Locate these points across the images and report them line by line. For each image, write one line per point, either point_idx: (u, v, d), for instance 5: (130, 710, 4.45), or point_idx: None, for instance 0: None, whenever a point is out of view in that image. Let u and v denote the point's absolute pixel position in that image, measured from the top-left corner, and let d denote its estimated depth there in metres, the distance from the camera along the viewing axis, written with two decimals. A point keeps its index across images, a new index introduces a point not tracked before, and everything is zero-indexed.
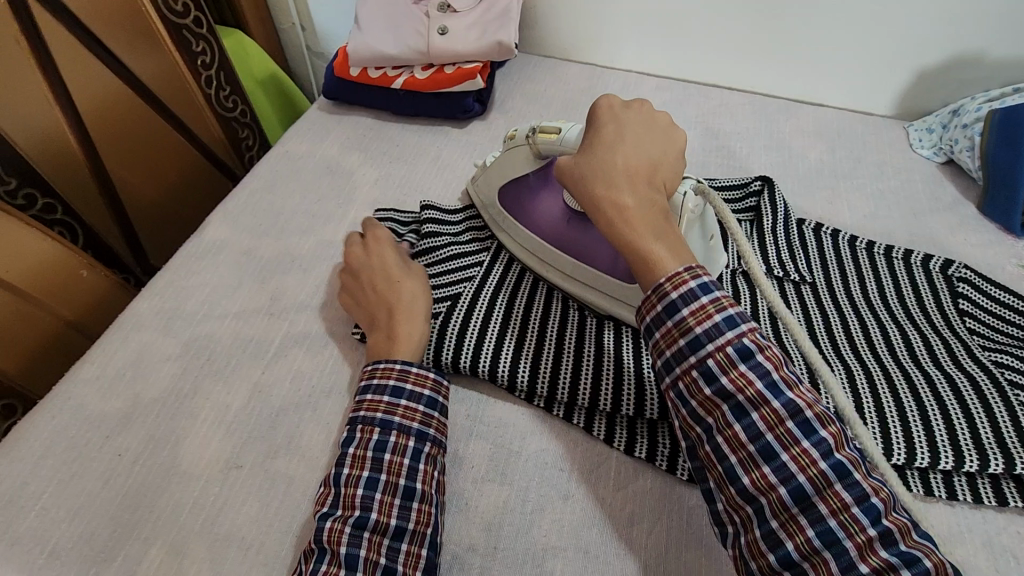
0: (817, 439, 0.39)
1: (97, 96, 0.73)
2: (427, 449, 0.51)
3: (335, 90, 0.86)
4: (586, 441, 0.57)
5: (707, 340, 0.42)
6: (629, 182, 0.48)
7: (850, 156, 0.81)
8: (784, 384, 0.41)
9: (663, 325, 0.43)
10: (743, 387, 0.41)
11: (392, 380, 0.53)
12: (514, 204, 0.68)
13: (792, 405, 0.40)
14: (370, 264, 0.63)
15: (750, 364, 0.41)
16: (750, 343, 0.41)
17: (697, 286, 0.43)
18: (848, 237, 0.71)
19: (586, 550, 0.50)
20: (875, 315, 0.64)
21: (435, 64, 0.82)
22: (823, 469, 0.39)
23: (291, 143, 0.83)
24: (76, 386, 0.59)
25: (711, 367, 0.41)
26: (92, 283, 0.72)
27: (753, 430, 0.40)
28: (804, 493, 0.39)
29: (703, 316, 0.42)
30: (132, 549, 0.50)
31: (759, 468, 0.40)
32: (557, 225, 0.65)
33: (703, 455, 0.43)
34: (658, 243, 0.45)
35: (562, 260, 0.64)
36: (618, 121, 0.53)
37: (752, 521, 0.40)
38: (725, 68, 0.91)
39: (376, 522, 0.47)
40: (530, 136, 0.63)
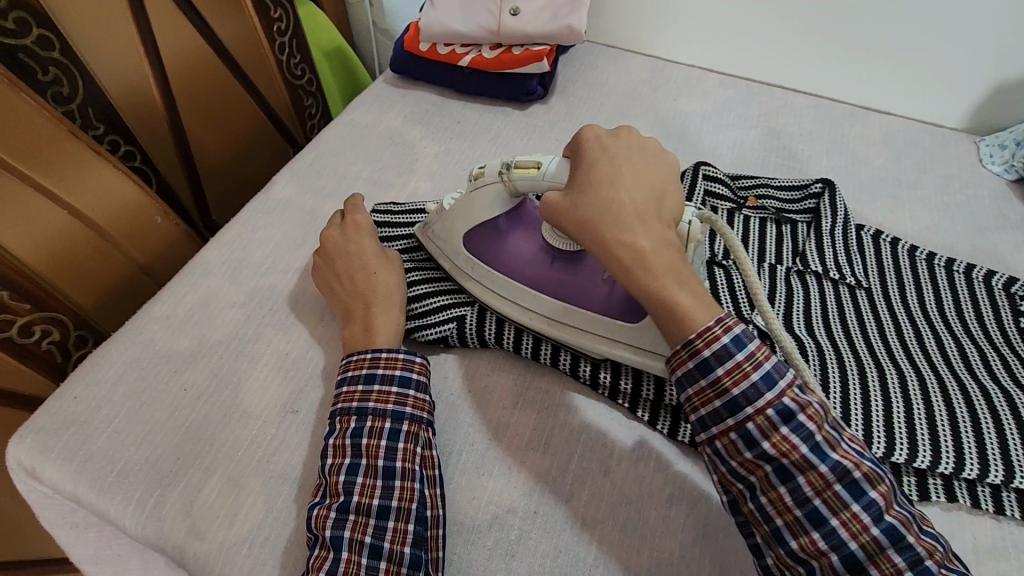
0: (867, 501, 0.40)
1: (181, 53, 0.76)
2: (405, 428, 0.51)
3: (402, 64, 0.88)
4: (629, 421, 0.58)
5: (746, 403, 0.42)
6: (642, 223, 0.46)
7: (916, 167, 0.80)
8: (828, 445, 0.42)
9: (697, 384, 0.44)
10: (787, 452, 0.41)
11: (364, 368, 0.53)
12: (486, 250, 0.61)
13: (838, 468, 0.41)
14: (348, 249, 0.63)
15: (792, 427, 0.42)
16: (790, 403, 0.42)
17: (730, 342, 0.43)
18: (908, 246, 0.70)
19: (624, 524, 0.51)
20: (931, 325, 0.63)
21: (503, 45, 0.83)
22: (875, 535, 0.40)
23: (356, 113, 0.86)
24: (147, 322, 0.63)
25: (752, 431, 0.42)
26: (164, 230, 0.77)
27: (800, 494, 0.41)
28: (855, 558, 0.40)
29: (740, 375, 0.43)
30: (193, 477, 0.53)
31: (807, 533, 0.41)
32: (538, 268, 0.60)
33: (747, 512, 0.44)
34: (682, 289, 0.45)
35: (549, 305, 0.59)
36: (607, 157, 0.51)
37: None
38: (791, 70, 0.91)
39: (358, 503, 0.47)
40: (503, 173, 0.57)
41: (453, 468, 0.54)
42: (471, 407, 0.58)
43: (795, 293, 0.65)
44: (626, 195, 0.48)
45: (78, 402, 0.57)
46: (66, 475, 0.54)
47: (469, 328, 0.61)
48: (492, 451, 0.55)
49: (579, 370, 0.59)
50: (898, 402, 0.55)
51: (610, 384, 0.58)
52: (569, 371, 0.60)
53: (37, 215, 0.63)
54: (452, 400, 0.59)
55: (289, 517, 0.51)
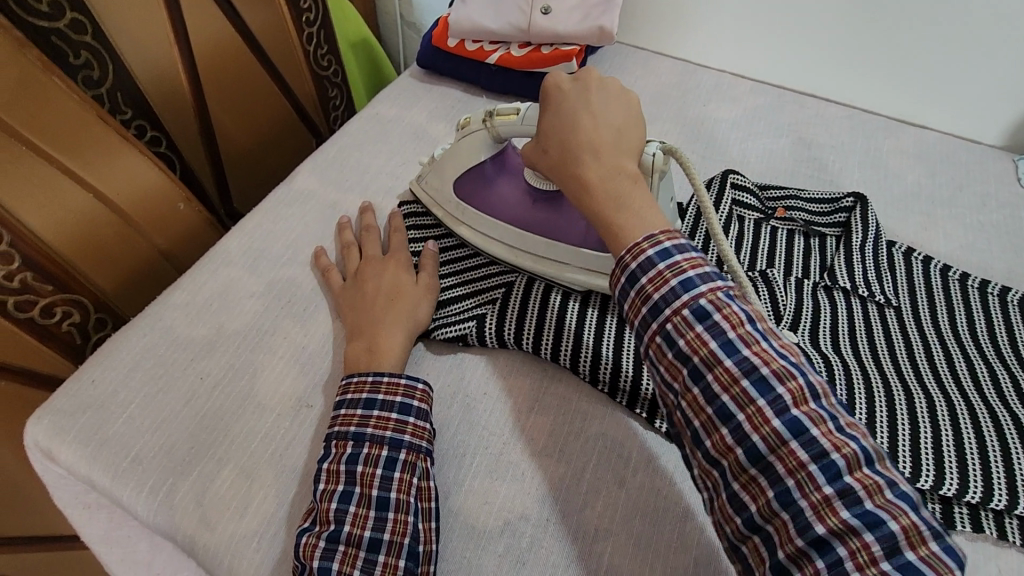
0: (774, 397, 0.38)
1: (211, 41, 0.76)
2: (402, 456, 0.50)
3: (430, 59, 0.88)
4: (646, 431, 0.56)
5: (665, 304, 0.42)
6: (595, 155, 0.48)
7: (952, 183, 0.77)
8: (741, 343, 0.40)
9: (626, 295, 0.44)
10: (698, 349, 0.40)
11: (365, 393, 0.53)
12: (474, 195, 0.67)
13: (746, 364, 0.39)
14: (379, 272, 0.63)
15: (705, 325, 0.40)
16: (706, 303, 0.41)
17: (655, 253, 0.43)
18: (941, 266, 0.68)
19: (637, 539, 0.50)
20: (962, 347, 0.61)
21: (533, 43, 0.82)
22: (777, 427, 0.38)
23: (382, 106, 0.85)
24: (167, 309, 0.63)
25: (669, 332, 0.41)
26: (186, 217, 0.77)
27: (710, 392, 0.40)
28: (759, 453, 0.38)
29: (661, 281, 0.42)
30: (207, 467, 0.53)
31: (718, 431, 0.40)
32: (522, 208, 0.65)
33: (674, 421, 0.43)
34: (627, 216, 0.45)
35: (532, 242, 0.64)
36: (568, 99, 0.52)
37: (719, 485, 0.40)
38: (825, 79, 0.89)
39: (349, 533, 0.46)
40: (486, 121, 0.62)
41: (467, 471, 0.54)
42: (486, 410, 0.57)
43: (822, 310, 0.63)
44: (581, 132, 0.50)
45: (96, 385, 0.57)
46: (81, 459, 0.54)
47: (488, 327, 0.61)
48: (506, 454, 0.55)
49: (598, 374, 0.58)
50: (928, 429, 0.53)
51: (629, 390, 0.57)
52: (588, 376, 0.58)
53: (62, 197, 0.63)
54: (468, 401, 0.58)
55: (300, 513, 0.51)
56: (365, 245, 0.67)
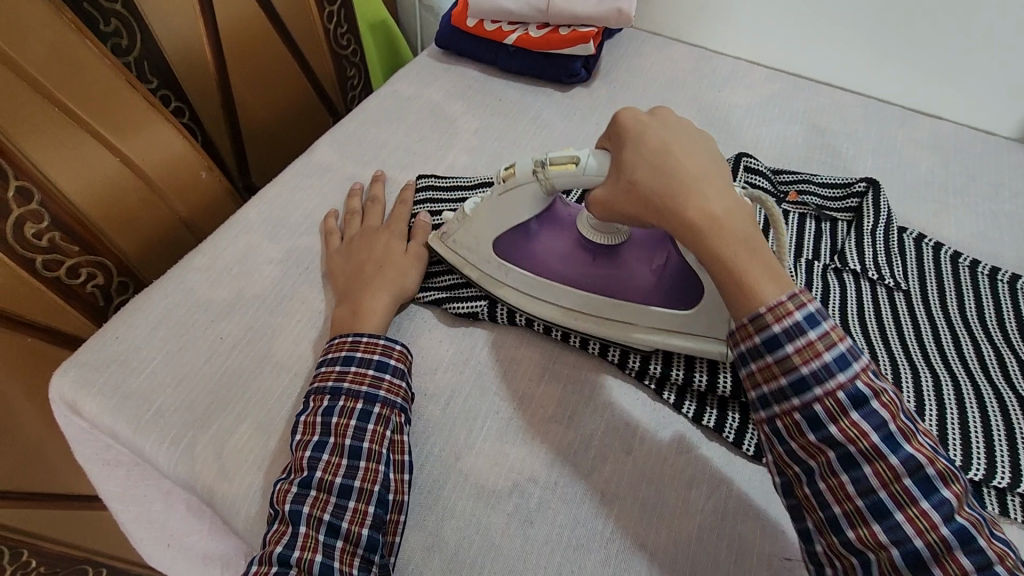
0: (939, 499, 0.40)
1: (236, 17, 0.78)
2: (377, 410, 0.51)
3: (448, 38, 0.89)
4: (654, 402, 0.58)
5: (815, 384, 0.42)
6: (705, 190, 0.46)
7: (964, 172, 0.78)
8: (900, 437, 0.41)
9: (763, 361, 0.44)
10: (856, 438, 0.41)
11: (344, 350, 0.54)
12: (522, 255, 0.60)
13: (910, 461, 0.40)
14: (369, 241, 0.65)
15: (863, 413, 0.41)
16: (863, 388, 0.42)
17: (803, 320, 0.43)
18: (951, 252, 0.69)
19: (644, 504, 0.51)
20: (969, 331, 0.62)
21: (551, 25, 0.83)
22: (943, 534, 0.39)
23: (400, 85, 0.86)
24: (188, 272, 0.64)
25: (819, 413, 0.42)
26: (207, 185, 0.78)
27: (865, 484, 0.41)
28: (917, 555, 0.39)
29: (811, 354, 0.42)
30: (226, 421, 0.55)
31: (868, 524, 0.41)
32: (579, 266, 0.59)
33: (804, 497, 0.44)
34: (752, 258, 0.44)
35: (599, 305, 0.58)
36: (651, 128, 0.50)
37: (855, 571, 0.41)
38: (841, 68, 0.89)
39: (320, 479, 0.47)
40: (538, 171, 0.54)
41: (477, 433, 0.55)
42: (498, 376, 0.59)
43: (832, 290, 0.64)
44: (682, 163, 0.47)
45: (119, 341, 0.59)
46: (105, 410, 0.56)
47: (500, 304, 0.62)
48: (516, 419, 0.56)
49: (607, 353, 0.59)
50: (934, 407, 0.54)
51: (637, 368, 0.58)
52: (597, 355, 0.60)
53: (91, 159, 0.65)
54: (480, 367, 0.59)
55: None
56: (366, 215, 0.69)
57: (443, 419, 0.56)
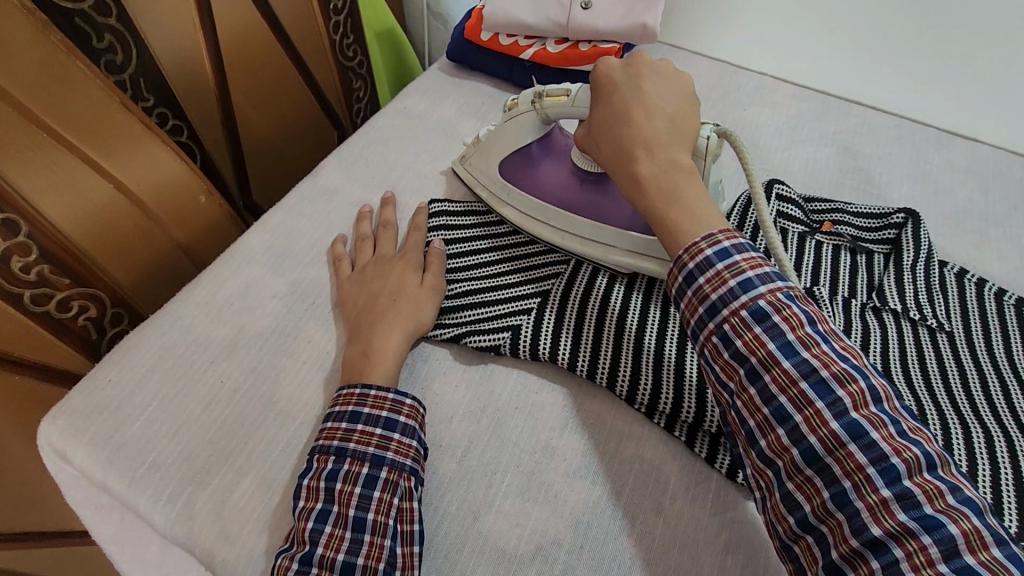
0: (833, 400, 0.40)
1: (237, 30, 0.73)
2: (383, 474, 0.48)
3: (460, 52, 0.85)
4: (685, 456, 0.54)
5: (722, 306, 0.44)
6: (649, 149, 0.51)
7: (1006, 201, 0.74)
8: (800, 345, 0.42)
9: (683, 294, 0.47)
10: (756, 349, 0.43)
11: (351, 405, 0.51)
12: (519, 175, 0.67)
13: (805, 366, 0.41)
14: (381, 274, 0.61)
15: (764, 327, 0.43)
16: (765, 305, 0.43)
17: (712, 252, 0.46)
18: (996, 289, 0.65)
19: (676, 571, 0.48)
20: (1020, 377, 0.58)
21: (570, 40, 0.79)
22: (836, 430, 0.40)
23: (409, 101, 0.82)
24: (187, 307, 0.61)
25: (727, 332, 0.44)
26: (207, 210, 0.74)
27: (767, 393, 0.42)
28: (816, 455, 0.40)
29: (718, 281, 0.45)
30: (226, 476, 0.51)
31: (774, 431, 0.42)
32: (569, 190, 0.65)
33: (728, 419, 0.45)
34: (682, 214, 0.48)
35: (578, 225, 0.63)
36: (620, 87, 0.54)
37: (773, 485, 0.42)
38: (873, 87, 0.85)
39: (320, 556, 0.44)
40: (535, 103, 0.61)
41: (496, 493, 0.51)
42: (515, 425, 0.55)
43: (872, 332, 0.60)
44: (635, 124, 0.52)
45: (112, 385, 0.55)
46: (97, 462, 0.52)
47: (523, 339, 0.58)
48: (538, 474, 0.52)
49: (636, 394, 0.55)
50: (989, 464, 0.50)
51: (669, 412, 0.54)
52: (625, 398, 0.56)
53: (84, 187, 0.61)
54: (498, 416, 0.55)
55: None
56: (377, 242, 0.65)
57: (460, 475, 0.52)
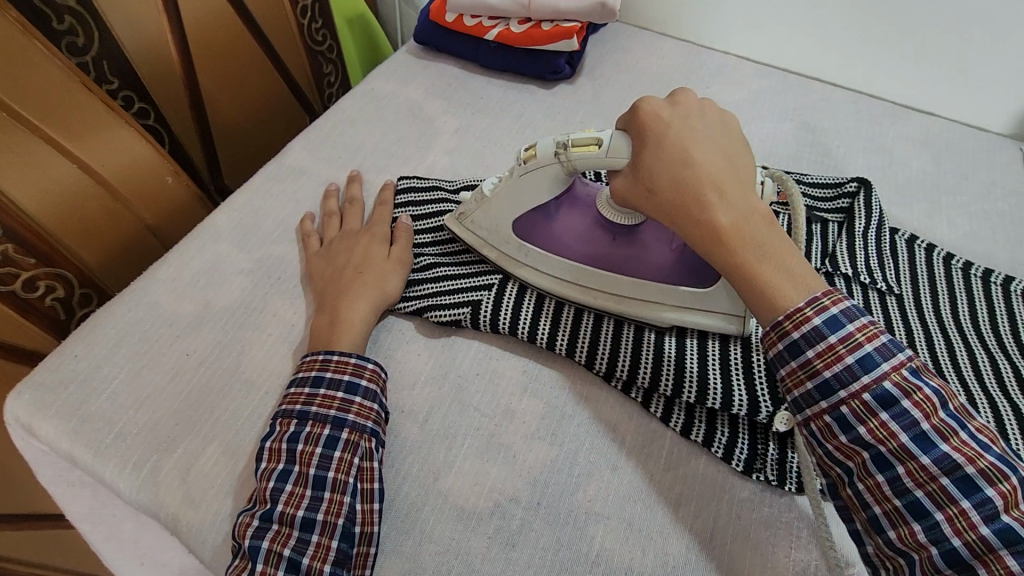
0: (980, 498, 0.38)
1: (201, 12, 0.74)
2: (345, 435, 0.49)
3: (426, 35, 0.86)
4: (641, 416, 0.55)
5: (841, 387, 0.42)
6: (723, 196, 0.48)
7: (957, 170, 0.76)
8: (936, 436, 0.40)
9: (787, 365, 0.44)
10: (884, 439, 0.41)
11: (314, 371, 0.52)
12: (540, 235, 0.60)
13: (945, 460, 0.39)
14: (349, 250, 0.62)
15: (893, 414, 0.40)
16: (891, 388, 0.41)
17: (822, 324, 0.42)
18: (943, 253, 0.67)
19: (630, 523, 0.49)
20: (963, 336, 0.60)
21: (533, 20, 0.80)
22: (984, 534, 0.38)
23: (376, 83, 0.83)
24: (153, 284, 0.61)
25: (847, 416, 0.42)
26: (174, 191, 0.75)
27: (899, 485, 0.40)
28: (958, 555, 0.38)
29: (832, 357, 0.42)
30: (191, 444, 0.52)
31: (907, 524, 0.40)
32: (598, 245, 0.59)
33: (847, 498, 0.43)
34: (771, 272, 0.45)
35: (616, 283, 0.58)
36: (675, 129, 0.51)
37: (903, 572, 0.41)
38: (831, 64, 0.87)
39: (281, 513, 0.45)
40: (561, 155, 0.54)
41: (456, 453, 0.53)
42: (476, 391, 0.56)
43: None
44: (701, 161, 0.49)
45: (78, 360, 0.56)
46: (63, 435, 0.53)
47: (484, 311, 0.59)
48: (497, 436, 0.54)
49: (594, 362, 0.57)
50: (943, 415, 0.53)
51: (625, 378, 0.56)
52: (584, 365, 0.57)
53: (48, 168, 0.61)
54: (460, 382, 0.57)
55: None
56: (345, 217, 0.66)
57: (422, 438, 0.53)
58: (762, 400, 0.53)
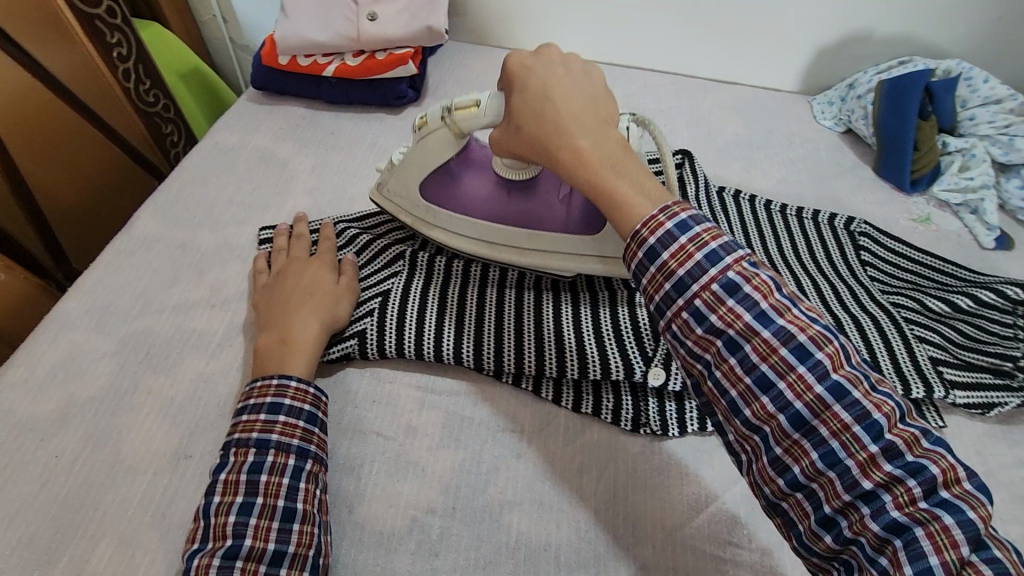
0: (814, 362, 0.37)
1: (6, 96, 0.70)
2: (308, 466, 0.49)
3: (264, 79, 0.86)
4: (535, 403, 0.59)
5: (692, 282, 0.39)
6: (581, 124, 0.47)
7: (763, 129, 0.88)
8: (774, 312, 0.38)
9: (646, 271, 0.41)
10: (732, 322, 0.38)
11: (269, 397, 0.51)
12: (442, 194, 0.64)
13: (783, 332, 0.38)
14: (299, 277, 0.62)
15: (738, 298, 0.38)
16: (734, 276, 0.39)
17: (673, 225, 0.40)
18: (764, 201, 0.77)
19: (540, 502, 0.53)
20: (790, 267, 0.69)
21: (366, 51, 0.82)
22: (820, 393, 0.37)
23: (220, 136, 0.82)
24: (3, 390, 0.57)
25: (699, 307, 0.39)
26: (12, 287, 0.70)
27: (747, 363, 0.38)
28: (802, 418, 0.37)
29: (683, 255, 0.40)
30: (78, 548, 0.49)
31: (757, 400, 0.38)
32: (498, 201, 0.63)
33: (706, 390, 0.41)
34: (625, 185, 0.44)
35: (518, 236, 0.63)
36: (538, 72, 0.51)
37: (759, 450, 0.39)
38: (647, 52, 0.95)
39: (250, 548, 0.45)
40: (446, 118, 0.58)
41: (366, 482, 0.53)
42: (376, 417, 0.58)
43: None
44: (558, 98, 0.49)
45: None
46: None
47: (370, 341, 0.60)
48: (405, 455, 0.55)
49: (482, 362, 0.59)
50: None
51: (514, 371, 0.59)
52: (474, 368, 0.60)
53: None
54: (358, 412, 0.58)
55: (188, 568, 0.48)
56: (293, 248, 0.66)
57: (331, 472, 0.54)
58: (634, 359, 0.58)
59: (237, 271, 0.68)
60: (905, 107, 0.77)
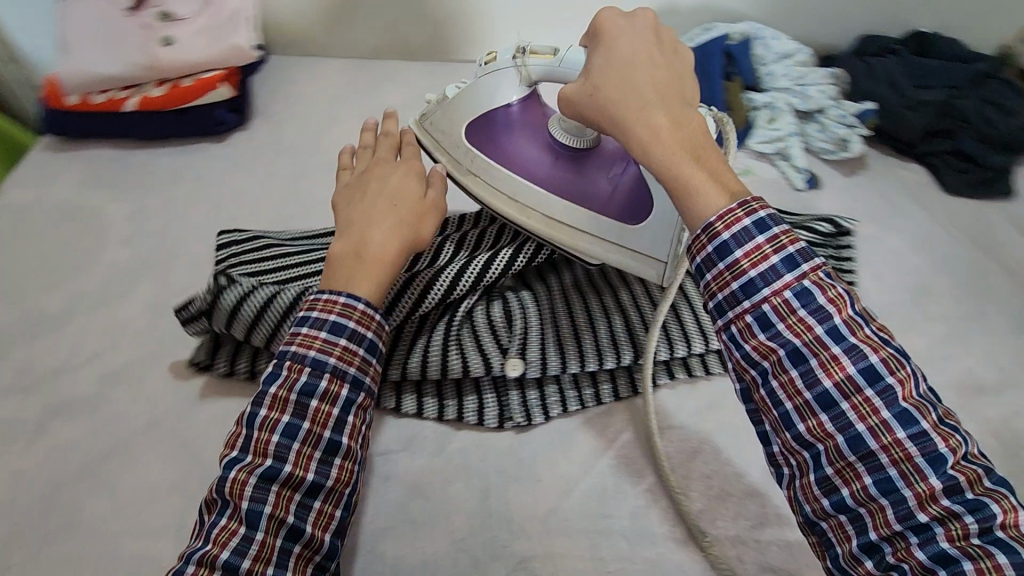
0: (883, 385, 0.35)
1: None
2: (360, 400, 0.46)
3: (58, 125, 0.77)
4: (399, 421, 0.58)
5: (764, 284, 0.37)
6: (663, 101, 0.45)
7: None
8: (846, 329, 0.37)
9: (714, 266, 0.39)
10: (801, 333, 0.37)
11: (333, 315, 0.46)
12: (484, 139, 0.61)
13: (854, 351, 0.36)
14: (384, 178, 0.55)
15: (810, 308, 0.37)
16: (811, 285, 0.37)
17: (752, 224, 0.38)
18: None
19: (413, 522, 0.52)
20: None
21: (170, 80, 0.76)
22: (887, 419, 0.35)
23: (14, 194, 0.73)
24: None
25: (768, 313, 0.37)
26: None
27: (810, 377, 0.36)
28: (862, 441, 0.35)
29: (758, 256, 0.38)
30: None
31: (815, 416, 0.36)
32: (543, 166, 0.59)
33: (757, 399, 0.39)
34: (704, 169, 0.41)
35: (551, 203, 0.58)
36: (628, 35, 0.48)
37: (807, 466, 0.37)
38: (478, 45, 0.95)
39: (289, 474, 0.42)
40: (518, 57, 0.58)
41: None
42: None
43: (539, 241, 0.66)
44: (641, 67, 0.46)
45: None
46: None
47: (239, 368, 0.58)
48: None
49: None
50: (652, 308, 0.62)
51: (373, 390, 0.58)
52: None
53: None
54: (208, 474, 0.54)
55: None
56: (380, 149, 0.59)
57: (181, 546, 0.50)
58: (491, 352, 0.57)
59: (48, 344, 0.60)
60: (711, 72, 0.82)
